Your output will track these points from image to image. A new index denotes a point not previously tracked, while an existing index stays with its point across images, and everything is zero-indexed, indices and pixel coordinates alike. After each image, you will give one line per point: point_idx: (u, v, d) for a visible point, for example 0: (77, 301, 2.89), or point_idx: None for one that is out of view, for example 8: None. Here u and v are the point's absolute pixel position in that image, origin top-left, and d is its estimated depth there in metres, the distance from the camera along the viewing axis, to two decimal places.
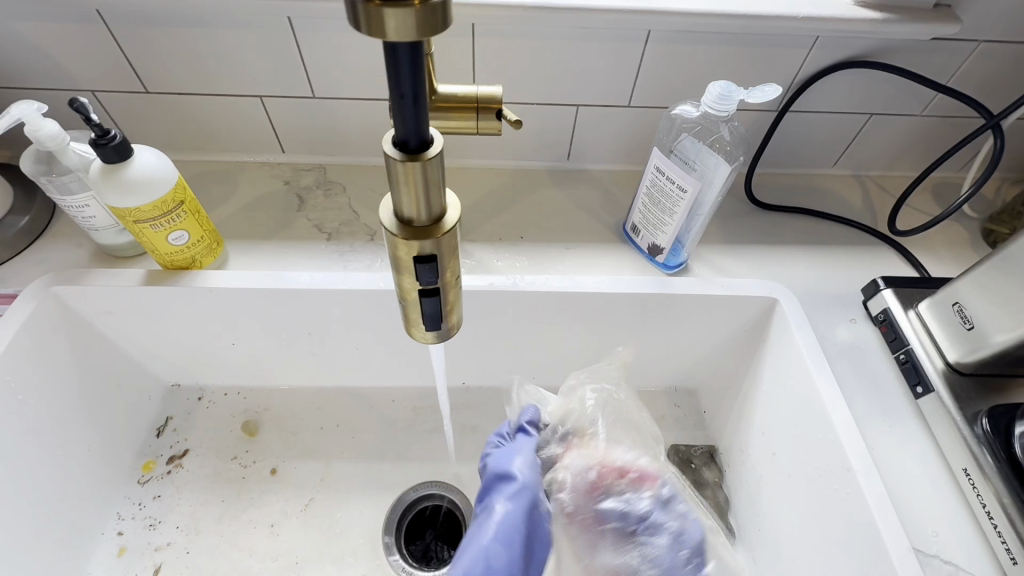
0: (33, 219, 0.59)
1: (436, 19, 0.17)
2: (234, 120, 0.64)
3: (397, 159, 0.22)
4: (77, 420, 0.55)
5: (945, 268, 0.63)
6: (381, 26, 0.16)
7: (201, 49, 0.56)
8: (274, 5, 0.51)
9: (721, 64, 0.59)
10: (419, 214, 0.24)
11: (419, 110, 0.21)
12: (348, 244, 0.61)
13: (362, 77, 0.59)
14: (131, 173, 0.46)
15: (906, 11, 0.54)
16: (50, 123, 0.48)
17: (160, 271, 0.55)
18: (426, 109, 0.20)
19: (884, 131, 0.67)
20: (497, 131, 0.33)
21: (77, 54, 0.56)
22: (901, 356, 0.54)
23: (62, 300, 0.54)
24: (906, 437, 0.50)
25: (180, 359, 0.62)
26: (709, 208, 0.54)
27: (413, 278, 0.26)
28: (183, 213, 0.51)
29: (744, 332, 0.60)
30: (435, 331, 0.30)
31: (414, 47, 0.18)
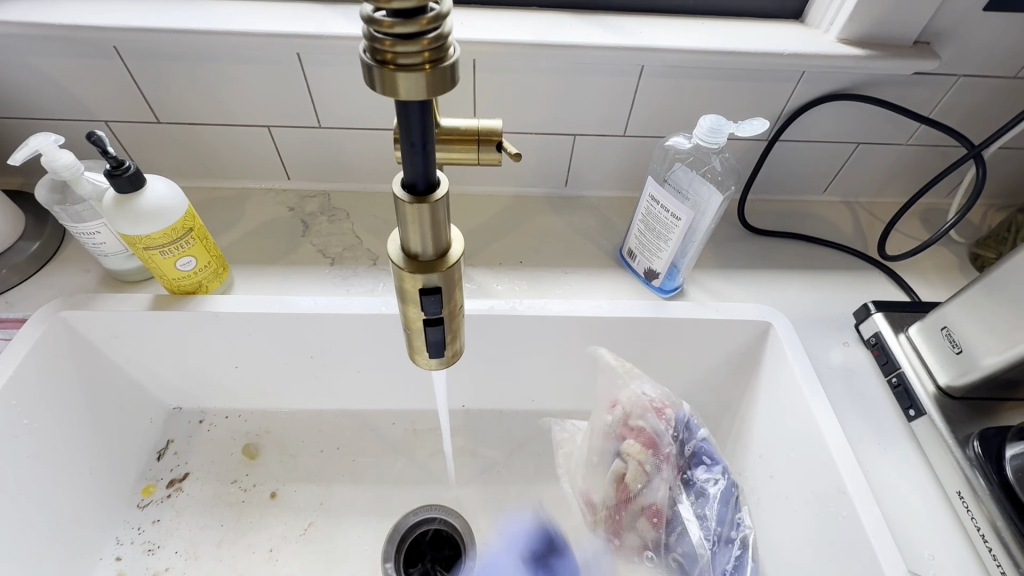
0: (43, 244, 0.60)
1: (445, 80, 0.19)
2: (243, 149, 0.66)
3: (406, 200, 0.23)
4: (79, 443, 0.56)
5: (934, 292, 0.64)
6: (394, 88, 0.18)
7: (213, 83, 0.59)
8: (284, 43, 0.53)
9: (713, 97, 0.61)
10: (425, 249, 0.25)
11: (429, 156, 0.22)
12: (351, 269, 0.63)
13: (368, 109, 0.61)
14: (144, 202, 0.47)
15: (887, 48, 0.57)
16: (66, 153, 0.49)
17: (167, 296, 0.56)
18: (434, 156, 0.22)
19: (872, 159, 0.69)
20: (497, 163, 0.34)
21: (93, 88, 0.59)
22: (893, 378, 0.55)
23: (70, 325, 0.55)
24: (900, 460, 0.51)
25: (183, 382, 0.63)
26: (703, 234, 0.56)
27: (418, 308, 0.27)
28: (192, 240, 0.52)
29: (740, 354, 0.61)
30: (438, 358, 0.31)
31: (425, 103, 0.20)
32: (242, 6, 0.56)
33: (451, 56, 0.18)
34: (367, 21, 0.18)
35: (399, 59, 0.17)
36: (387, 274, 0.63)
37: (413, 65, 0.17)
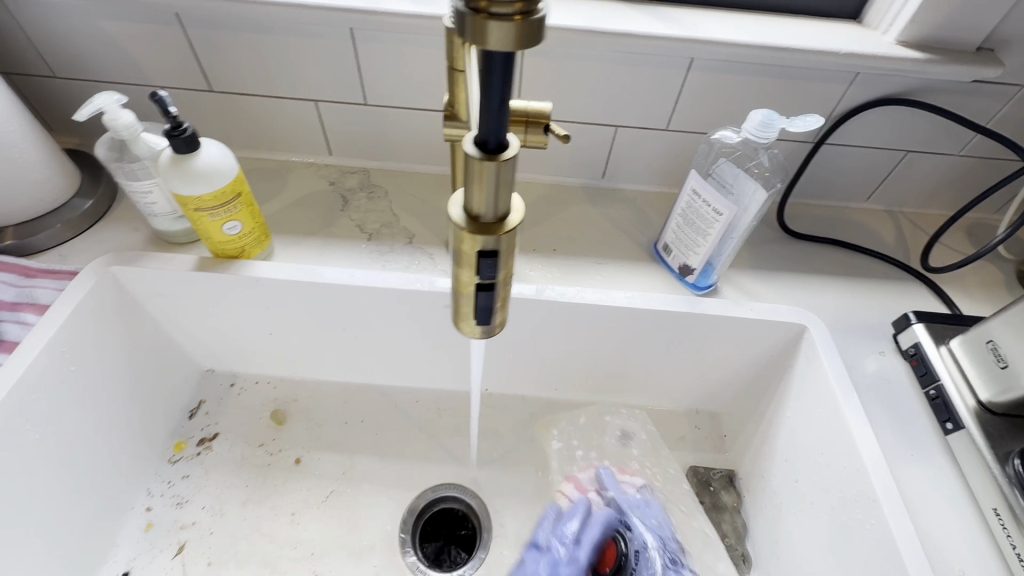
0: (96, 202, 0.62)
1: (532, 34, 0.19)
2: (289, 121, 0.67)
3: (474, 158, 0.23)
4: (119, 395, 0.58)
5: (977, 307, 0.63)
6: (483, 36, 0.18)
7: (266, 53, 0.60)
8: (339, 16, 0.54)
9: (762, 94, 0.61)
10: (485, 211, 0.25)
11: (503, 114, 0.22)
12: (388, 245, 0.64)
13: (415, 88, 0.62)
14: (200, 165, 0.49)
15: (947, 52, 0.55)
16: (126, 114, 0.51)
17: (211, 258, 0.58)
18: (509, 114, 0.22)
19: (920, 168, 0.68)
20: (544, 146, 0.34)
21: (153, 53, 0.61)
22: (931, 391, 0.54)
23: (119, 280, 0.56)
24: (933, 473, 0.50)
25: (218, 345, 0.65)
26: (743, 231, 0.55)
27: (472, 271, 0.27)
28: (239, 205, 0.53)
29: (771, 357, 0.61)
30: (484, 326, 0.32)
31: (509, 60, 0.20)
32: None
33: (542, 11, 0.18)
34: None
35: (492, 8, 0.18)
36: (423, 253, 0.63)
37: (504, 14, 0.18)
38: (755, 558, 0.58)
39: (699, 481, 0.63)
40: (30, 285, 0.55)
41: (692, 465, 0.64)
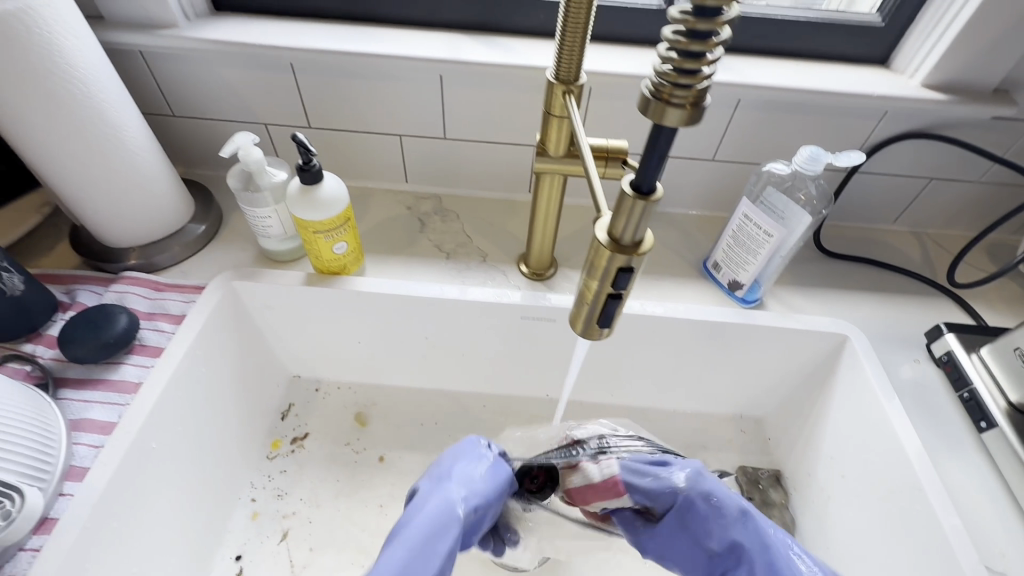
0: (208, 226, 0.71)
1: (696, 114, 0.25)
2: (373, 153, 0.76)
3: (628, 197, 0.30)
4: (233, 397, 0.65)
5: (1001, 320, 0.69)
6: (660, 116, 0.25)
7: (361, 95, 0.68)
8: (433, 65, 0.63)
9: (801, 129, 0.68)
10: (628, 237, 0.32)
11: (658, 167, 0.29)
12: (464, 264, 0.71)
13: (490, 125, 0.70)
14: (322, 195, 0.56)
15: (967, 94, 0.63)
16: (257, 150, 0.59)
17: (315, 274, 0.65)
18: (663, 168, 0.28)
19: (944, 194, 0.75)
20: (619, 174, 0.53)
21: (262, 96, 0.69)
22: (964, 394, 0.60)
23: (237, 293, 0.64)
24: (970, 467, 0.56)
25: (311, 353, 0.72)
26: (791, 251, 0.62)
27: (608, 284, 0.34)
28: (347, 228, 0.61)
29: (814, 364, 0.67)
30: (603, 330, 0.38)
31: (673, 133, 0.26)
32: (394, 31, 0.66)
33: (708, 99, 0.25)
34: (657, 66, 0.25)
35: (672, 97, 0.24)
36: (496, 270, 0.71)
37: (680, 101, 0.24)
38: (805, 550, 0.64)
39: (749, 480, 0.68)
40: (161, 298, 0.63)
41: (742, 465, 0.70)
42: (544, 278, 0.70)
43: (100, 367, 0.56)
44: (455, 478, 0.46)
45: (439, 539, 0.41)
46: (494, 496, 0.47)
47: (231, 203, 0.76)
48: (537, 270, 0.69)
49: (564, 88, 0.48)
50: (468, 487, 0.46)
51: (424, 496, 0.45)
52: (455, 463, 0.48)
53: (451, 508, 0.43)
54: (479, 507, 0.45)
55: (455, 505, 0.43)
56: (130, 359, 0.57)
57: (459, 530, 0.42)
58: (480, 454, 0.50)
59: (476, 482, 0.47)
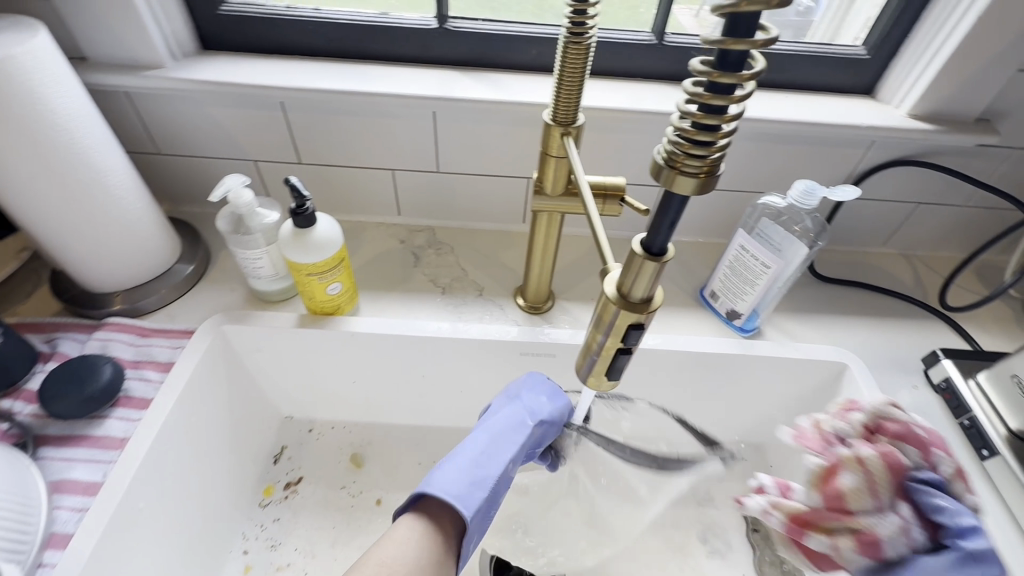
0: (196, 266, 0.69)
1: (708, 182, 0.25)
2: (365, 187, 0.74)
3: (639, 257, 0.29)
4: (223, 445, 0.62)
5: (994, 342, 0.70)
6: (672, 184, 0.25)
7: (353, 132, 0.67)
8: (427, 102, 0.62)
9: (792, 158, 0.69)
10: (638, 294, 0.31)
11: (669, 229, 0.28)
12: (461, 298, 0.70)
13: (483, 159, 0.70)
14: (316, 239, 0.55)
15: (952, 123, 0.64)
16: (248, 193, 0.58)
17: (309, 315, 0.64)
18: (675, 231, 0.28)
19: (932, 217, 0.76)
20: (617, 211, 0.53)
21: (251, 134, 0.68)
22: (964, 421, 0.60)
23: (227, 337, 0.62)
24: (974, 496, 0.56)
25: (303, 394, 0.70)
26: (789, 281, 0.62)
27: (617, 338, 0.34)
28: (341, 269, 0.60)
29: (814, 392, 0.67)
30: (611, 381, 0.38)
31: (685, 199, 0.26)
32: (386, 68, 0.66)
33: (721, 167, 0.24)
34: (670, 134, 0.24)
35: (684, 166, 0.24)
36: (493, 303, 0.70)
37: (692, 170, 0.24)
38: None
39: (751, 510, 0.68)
40: (147, 344, 0.61)
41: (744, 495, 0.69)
42: (542, 311, 0.69)
43: (84, 422, 0.54)
44: (526, 401, 0.53)
45: (506, 449, 0.49)
46: (554, 424, 0.54)
47: (218, 240, 0.75)
48: (535, 304, 0.69)
49: (562, 129, 0.48)
50: (535, 415, 0.53)
51: (495, 410, 0.53)
52: (527, 389, 0.55)
53: (518, 427, 0.51)
54: (541, 422, 0.53)
55: (522, 423, 0.52)
56: (113, 413, 0.55)
57: (521, 447, 0.50)
58: (552, 389, 0.56)
59: (544, 409, 0.53)
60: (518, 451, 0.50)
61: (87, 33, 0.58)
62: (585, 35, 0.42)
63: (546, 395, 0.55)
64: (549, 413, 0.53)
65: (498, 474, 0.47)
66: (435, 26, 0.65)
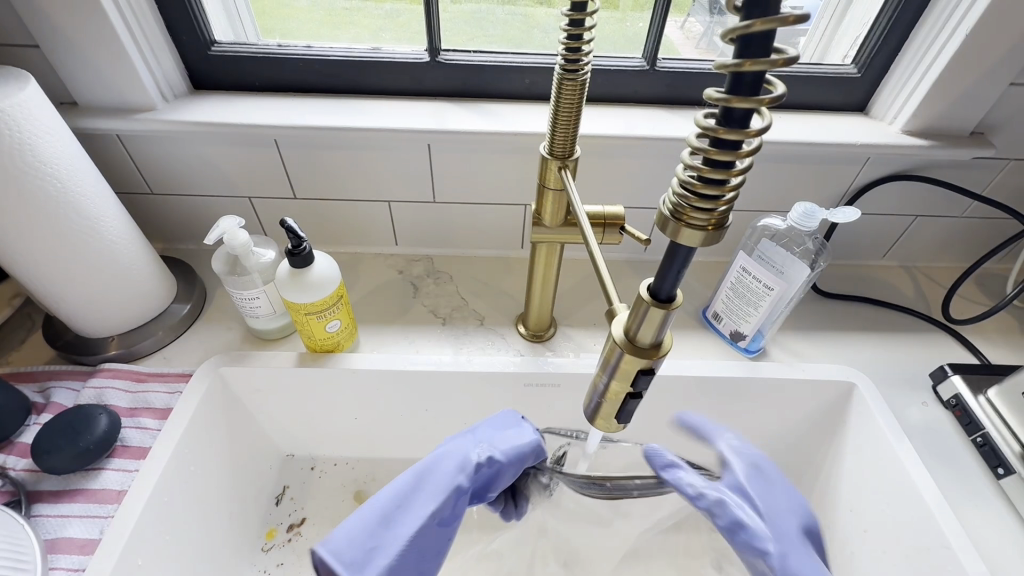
0: (193, 305, 0.68)
1: (716, 233, 0.24)
2: (361, 219, 0.74)
3: (647, 304, 0.29)
4: (223, 489, 0.60)
5: (1000, 353, 0.69)
6: (678, 236, 0.24)
7: (347, 165, 0.67)
8: (421, 135, 0.62)
9: (789, 177, 0.69)
10: (647, 340, 0.31)
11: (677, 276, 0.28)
12: (461, 328, 0.69)
13: (480, 188, 0.70)
14: (313, 278, 0.54)
15: (946, 138, 0.64)
16: (243, 233, 0.57)
17: (308, 353, 0.63)
18: (683, 278, 0.27)
19: (930, 229, 0.76)
20: (617, 240, 0.52)
21: (245, 171, 0.67)
22: (978, 438, 0.59)
23: (225, 379, 0.61)
24: (994, 516, 0.55)
25: (304, 432, 0.69)
26: (792, 303, 0.61)
27: (626, 382, 0.33)
28: (339, 306, 0.59)
29: (823, 411, 0.66)
30: (620, 422, 0.37)
31: (692, 250, 0.25)
32: (380, 103, 0.66)
33: (729, 218, 0.24)
34: (675, 185, 0.24)
35: (691, 219, 0.23)
36: (494, 332, 0.69)
37: (699, 223, 0.23)
38: None
39: None
40: (143, 390, 0.60)
41: None
42: (544, 338, 0.68)
43: (79, 475, 0.53)
44: (477, 437, 0.46)
45: (430, 497, 0.41)
46: (513, 466, 0.45)
47: (215, 278, 0.74)
48: (537, 331, 0.68)
49: (559, 162, 0.48)
50: (482, 452, 0.45)
51: (445, 445, 0.46)
52: (486, 425, 0.48)
53: (454, 470, 0.43)
54: (494, 461, 0.45)
55: (464, 463, 0.44)
56: (110, 464, 0.54)
57: (451, 492, 0.42)
58: (520, 424, 0.48)
59: (500, 444, 0.46)
60: (446, 499, 0.41)
61: (79, 80, 0.58)
62: (580, 72, 0.42)
63: (510, 433, 0.47)
64: (502, 455, 0.45)
65: (411, 531, 0.39)
66: (427, 59, 0.65)
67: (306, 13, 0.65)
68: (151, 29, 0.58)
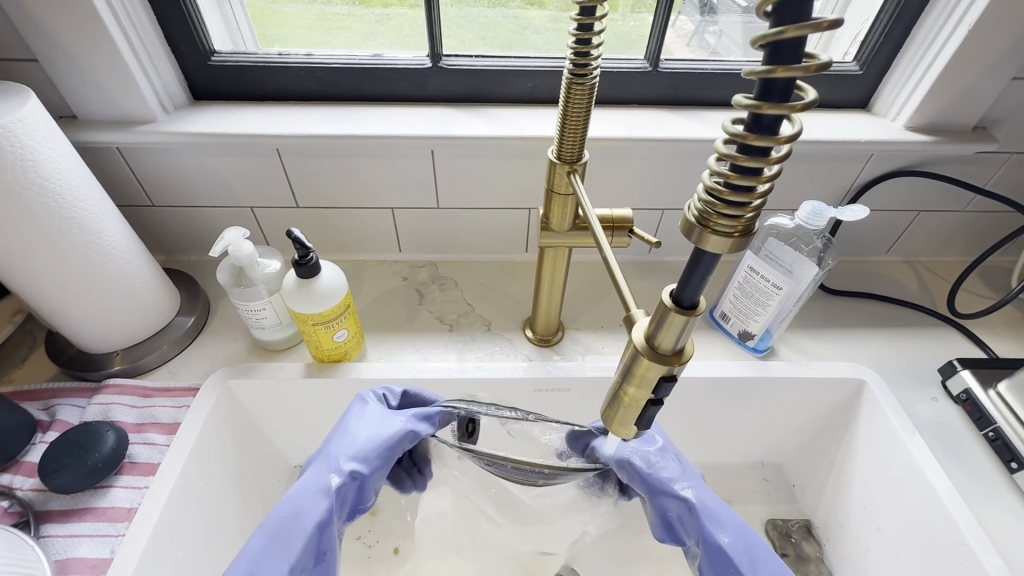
0: (197, 318, 0.67)
1: (742, 240, 0.24)
2: (364, 226, 0.73)
3: (671, 311, 0.28)
4: (232, 503, 0.60)
5: (1008, 347, 0.69)
6: (704, 243, 0.24)
7: (350, 173, 0.67)
8: (426, 141, 0.62)
9: (793, 175, 0.68)
10: (670, 346, 0.30)
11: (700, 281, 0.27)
12: (469, 334, 0.69)
13: (484, 193, 0.69)
14: (320, 288, 0.54)
15: (949, 134, 0.64)
16: (249, 244, 0.56)
17: (315, 363, 0.62)
18: (708, 284, 0.27)
19: (933, 224, 0.76)
20: (626, 243, 0.51)
21: (247, 181, 0.67)
22: (990, 433, 0.59)
23: (232, 392, 0.61)
24: (1007, 511, 0.54)
25: (311, 442, 0.68)
26: (799, 301, 0.61)
27: (648, 389, 0.33)
28: (346, 315, 0.58)
29: (834, 408, 0.66)
30: (639, 428, 0.37)
31: (717, 257, 0.25)
32: (383, 110, 0.65)
33: (756, 224, 0.23)
34: (700, 192, 0.23)
35: (718, 226, 0.23)
36: (502, 338, 0.69)
37: (726, 230, 0.23)
38: None
39: (780, 533, 0.66)
40: (149, 405, 0.59)
41: (770, 518, 0.67)
42: (551, 343, 0.68)
43: (87, 494, 0.52)
44: (335, 454, 0.45)
45: (292, 540, 0.40)
46: (377, 470, 0.45)
47: (218, 289, 0.73)
48: (544, 336, 0.67)
49: (567, 167, 0.47)
50: (340, 470, 0.44)
51: (305, 472, 0.45)
52: (335, 437, 0.46)
53: (315, 503, 0.42)
54: (355, 470, 0.44)
55: (324, 489, 0.42)
56: (118, 481, 0.53)
57: (317, 519, 0.41)
58: (378, 420, 0.47)
59: (355, 452, 0.45)
60: (310, 536, 0.40)
61: (77, 94, 0.58)
62: (588, 76, 0.42)
63: (366, 436, 0.46)
64: (363, 465, 0.44)
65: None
66: (429, 64, 0.65)
67: (306, 20, 0.65)
68: (150, 41, 0.58)
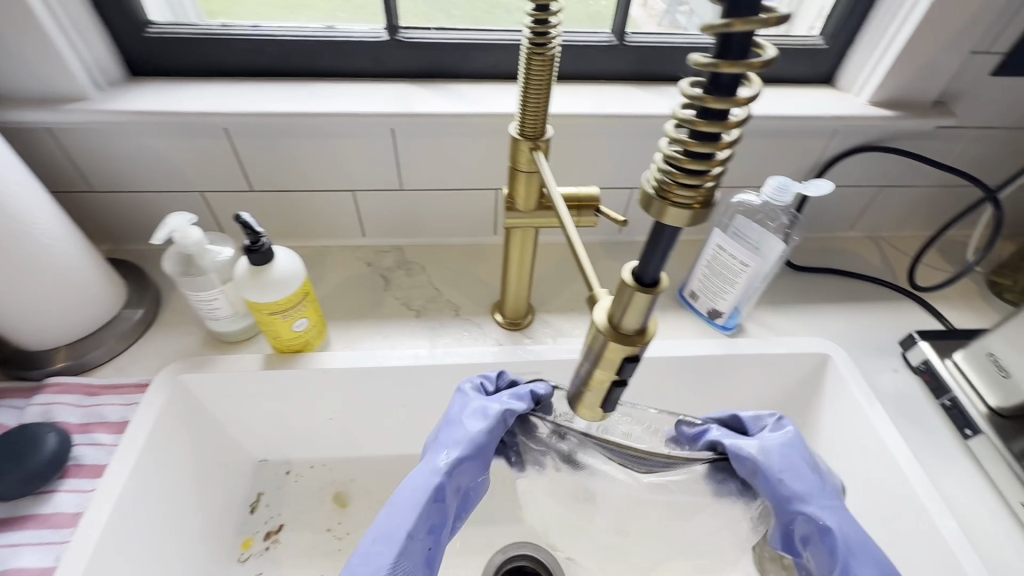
0: (146, 310, 0.63)
1: (703, 212, 0.23)
2: (324, 210, 0.70)
3: (632, 289, 0.27)
4: (191, 501, 0.57)
5: (964, 318, 0.71)
6: (662, 215, 0.22)
7: (306, 153, 0.63)
8: (384, 119, 0.59)
9: (760, 151, 0.68)
10: (632, 326, 0.29)
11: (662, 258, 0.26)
12: (437, 320, 0.67)
13: (449, 174, 0.67)
14: (273, 275, 0.51)
15: (910, 108, 0.65)
16: (196, 231, 0.53)
17: (276, 354, 0.60)
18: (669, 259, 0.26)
19: (895, 200, 0.77)
20: (592, 223, 0.50)
21: (194, 163, 0.63)
22: (946, 401, 0.61)
23: (185, 386, 0.58)
24: (961, 476, 0.56)
25: (275, 436, 0.65)
26: (766, 278, 0.61)
27: (612, 370, 0.32)
28: (305, 303, 0.56)
29: (801, 382, 0.67)
30: (605, 410, 0.36)
31: (677, 230, 0.24)
32: (337, 86, 0.62)
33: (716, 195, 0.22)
34: (658, 163, 0.22)
35: (677, 198, 0.22)
36: (471, 323, 0.67)
37: (684, 202, 0.22)
38: None
39: None
40: (96, 404, 0.56)
41: None
42: (521, 326, 0.67)
43: (28, 500, 0.49)
44: (449, 432, 0.44)
45: (408, 508, 0.39)
46: (481, 456, 0.44)
47: (168, 280, 0.69)
48: (514, 319, 0.66)
49: (530, 143, 0.46)
50: (455, 448, 0.43)
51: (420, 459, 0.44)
52: (443, 429, 0.45)
53: (429, 477, 0.41)
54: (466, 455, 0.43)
55: (437, 462, 0.42)
56: (62, 485, 0.50)
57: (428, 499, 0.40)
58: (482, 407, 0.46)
59: (462, 439, 0.43)
60: (425, 508, 0.40)
61: None
62: (548, 46, 0.40)
63: (472, 423, 0.44)
64: (474, 446, 0.43)
65: (396, 546, 0.37)
66: (386, 38, 0.61)
67: None
68: (77, 10, 0.53)
